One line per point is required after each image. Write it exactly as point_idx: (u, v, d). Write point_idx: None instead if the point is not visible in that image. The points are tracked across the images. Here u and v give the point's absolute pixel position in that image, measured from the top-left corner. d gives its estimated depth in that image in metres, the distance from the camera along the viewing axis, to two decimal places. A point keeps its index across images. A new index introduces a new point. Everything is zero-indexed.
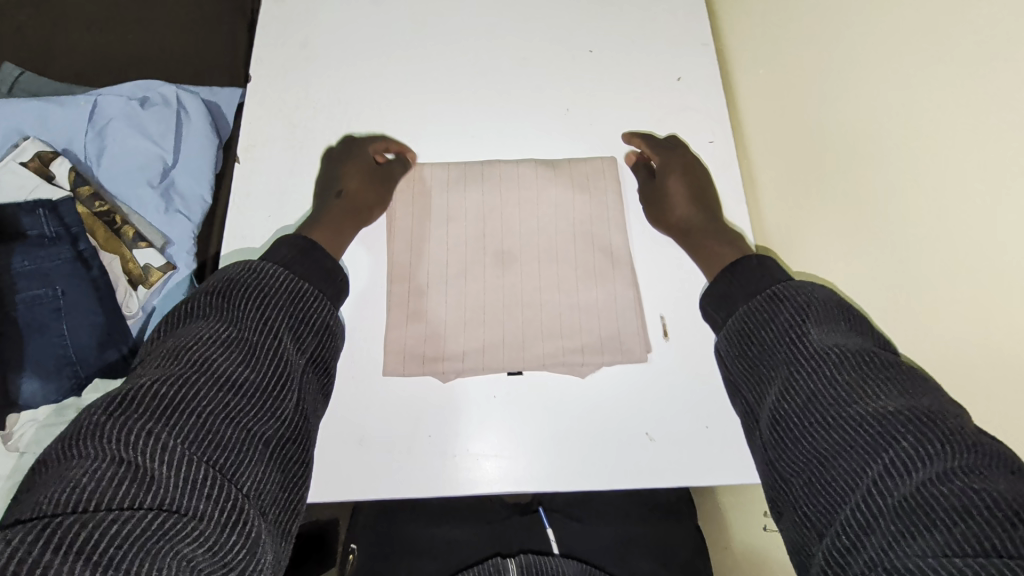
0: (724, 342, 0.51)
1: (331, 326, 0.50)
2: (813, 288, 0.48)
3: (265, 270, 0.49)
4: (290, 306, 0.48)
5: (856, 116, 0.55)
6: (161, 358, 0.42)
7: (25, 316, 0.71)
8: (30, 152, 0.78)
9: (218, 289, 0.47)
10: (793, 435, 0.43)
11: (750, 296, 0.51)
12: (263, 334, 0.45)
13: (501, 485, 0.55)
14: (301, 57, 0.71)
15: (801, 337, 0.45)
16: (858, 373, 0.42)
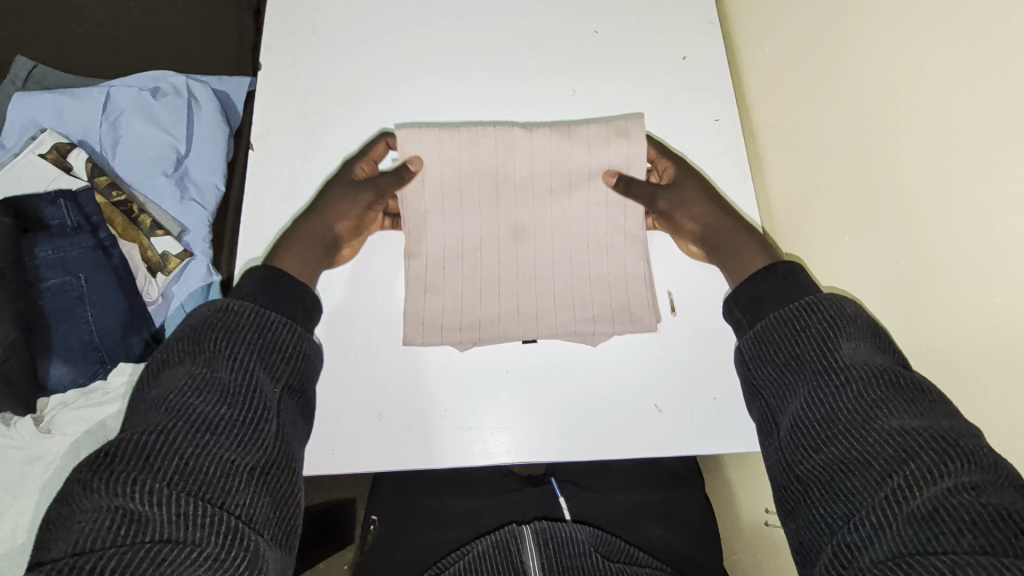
0: (744, 345, 0.53)
1: (306, 350, 0.52)
2: (830, 303, 0.50)
3: (236, 309, 0.51)
4: (260, 337, 0.50)
5: (862, 91, 0.56)
6: (149, 408, 0.45)
7: (50, 303, 0.74)
8: (47, 144, 0.81)
9: (192, 332, 0.50)
10: (807, 444, 0.46)
11: (780, 306, 0.53)
12: (237, 370, 0.47)
13: (514, 456, 0.58)
14: (309, 44, 0.72)
15: (831, 350, 0.47)
16: (883, 390, 0.44)
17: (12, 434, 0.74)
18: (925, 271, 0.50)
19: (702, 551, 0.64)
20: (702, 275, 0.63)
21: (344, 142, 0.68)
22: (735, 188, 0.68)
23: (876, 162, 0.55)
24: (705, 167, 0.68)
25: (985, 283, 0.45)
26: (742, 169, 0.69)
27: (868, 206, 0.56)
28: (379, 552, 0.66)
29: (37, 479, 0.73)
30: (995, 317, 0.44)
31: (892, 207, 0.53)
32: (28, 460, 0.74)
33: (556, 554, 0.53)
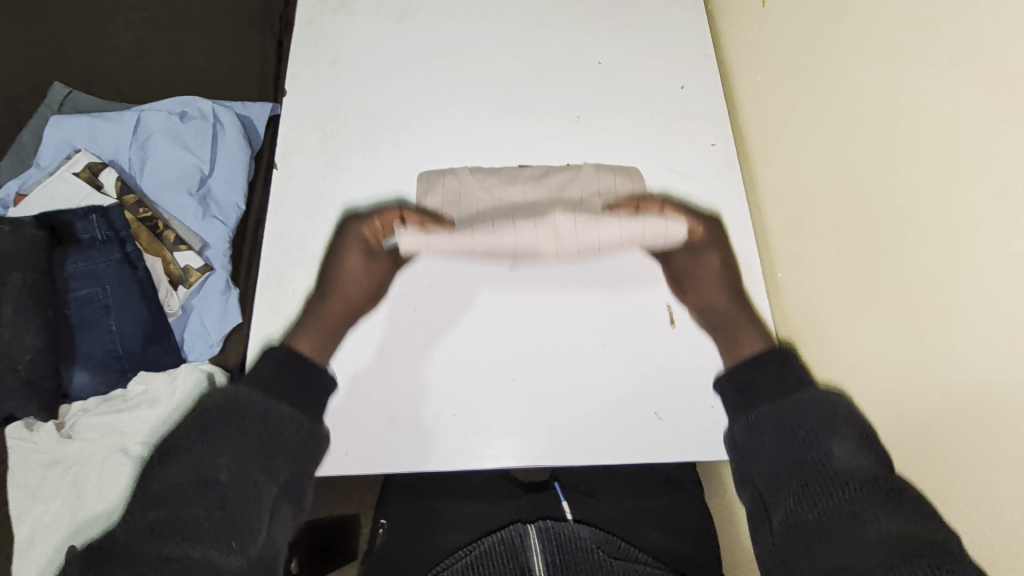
0: (738, 430, 0.50)
1: (310, 445, 0.47)
2: (833, 404, 0.46)
3: (239, 399, 0.46)
4: (258, 428, 0.45)
5: (842, 117, 0.59)
6: (144, 507, 0.39)
7: (78, 312, 0.78)
8: (81, 164, 0.86)
9: (192, 421, 0.44)
10: (798, 543, 0.40)
11: (774, 399, 0.49)
12: (237, 472, 0.42)
13: (519, 459, 0.61)
14: (331, 73, 0.77)
15: (823, 449, 0.43)
16: (874, 498, 0.40)
17: (35, 438, 0.77)
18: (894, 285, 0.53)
19: (701, 557, 0.65)
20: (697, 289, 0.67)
21: (363, 162, 0.72)
22: (727, 209, 0.72)
23: (854, 183, 0.58)
24: (702, 189, 0.73)
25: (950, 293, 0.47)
26: (735, 192, 0.73)
27: (847, 225, 0.59)
28: (384, 556, 0.68)
29: (52, 486, 0.76)
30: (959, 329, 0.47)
31: (864, 224, 0.57)
32: (51, 464, 0.77)
33: (560, 551, 0.55)
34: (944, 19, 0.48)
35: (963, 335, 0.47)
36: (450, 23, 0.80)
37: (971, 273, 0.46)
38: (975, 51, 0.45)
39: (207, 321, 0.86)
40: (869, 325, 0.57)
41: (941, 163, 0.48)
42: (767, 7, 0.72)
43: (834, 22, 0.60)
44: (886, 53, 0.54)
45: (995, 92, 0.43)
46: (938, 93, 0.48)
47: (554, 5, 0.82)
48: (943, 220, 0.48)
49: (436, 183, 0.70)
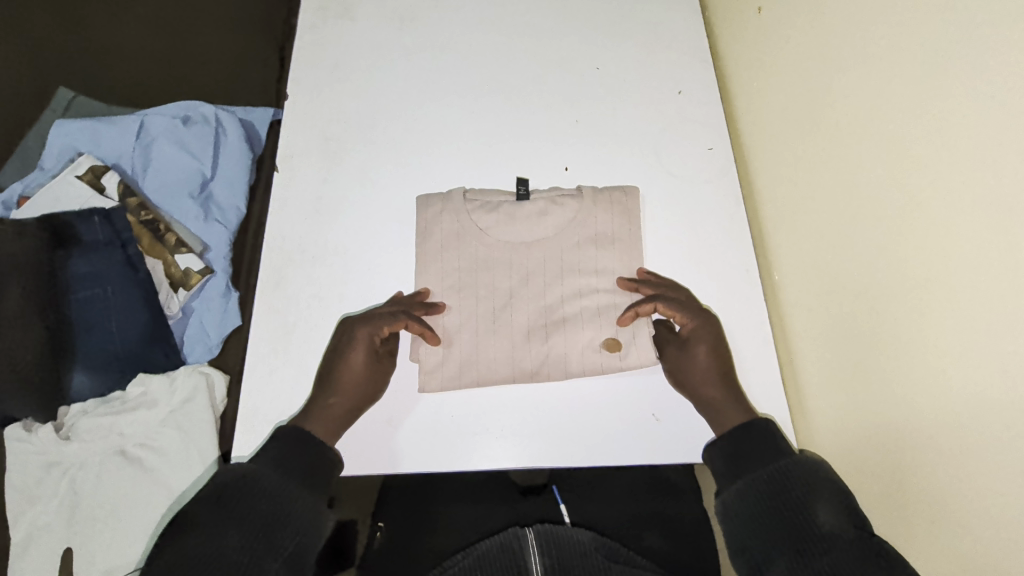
0: (731, 499, 0.52)
1: (315, 526, 0.49)
2: (814, 470, 0.50)
3: (255, 476, 0.49)
4: (268, 508, 0.47)
5: (838, 120, 0.60)
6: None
7: (79, 313, 0.78)
8: (84, 167, 0.86)
9: (210, 498, 0.47)
10: None
11: (758, 465, 0.53)
12: (245, 551, 0.44)
13: (518, 460, 0.62)
14: (332, 77, 0.78)
15: (806, 514, 0.47)
16: (857, 557, 0.43)
17: (31, 439, 0.75)
18: (891, 287, 0.53)
19: (701, 562, 0.65)
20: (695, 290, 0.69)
21: (363, 166, 0.73)
22: (725, 212, 0.73)
23: (850, 186, 0.59)
24: (700, 193, 0.73)
25: (946, 293, 0.48)
26: (732, 196, 0.74)
27: (844, 227, 0.60)
28: (384, 559, 0.68)
29: (50, 489, 0.75)
30: (955, 329, 0.47)
31: (860, 227, 0.57)
32: (48, 466, 0.75)
33: (559, 556, 0.55)
34: (939, 24, 0.48)
35: (957, 336, 0.47)
36: (450, 28, 0.81)
37: (964, 274, 0.46)
38: (970, 55, 0.46)
39: (207, 323, 0.86)
40: (867, 327, 0.57)
41: (936, 167, 0.49)
42: (763, 13, 0.73)
43: (830, 28, 0.61)
44: (882, 58, 0.54)
45: (989, 96, 0.44)
46: (933, 98, 0.49)
47: (552, 11, 0.83)
48: (938, 220, 0.48)
49: (434, 223, 0.69)
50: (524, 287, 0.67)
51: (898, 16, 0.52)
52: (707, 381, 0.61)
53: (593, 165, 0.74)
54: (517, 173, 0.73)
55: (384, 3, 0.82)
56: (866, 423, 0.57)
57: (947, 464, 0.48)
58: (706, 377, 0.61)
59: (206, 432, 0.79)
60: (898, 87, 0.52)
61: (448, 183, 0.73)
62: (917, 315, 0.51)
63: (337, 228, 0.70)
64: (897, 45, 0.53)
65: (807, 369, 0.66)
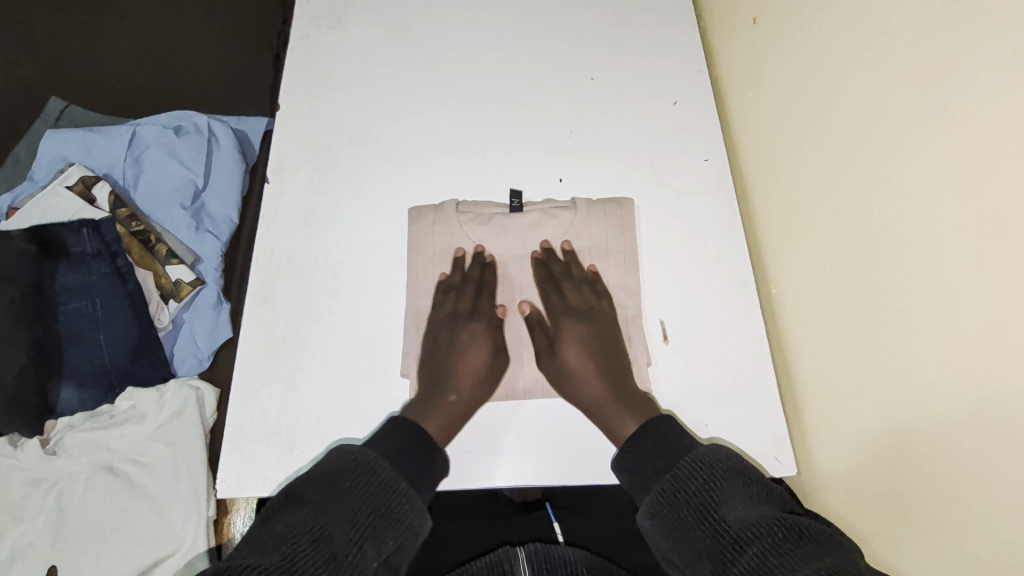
0: (648, 515, 0.49)
1: (412, 525, 0.47)
2: (709, 464, 0.48)
3: (369, 462, 0.48)
4: (375, 498, 0.46)
5: (835, 132, 0.59)
6: (263, 545, 0.41)
7: (66, 326, 0.77)
8: (74, 177, 0.86)
9: (329, 477, 0.47)
10: None
11: (662, 471, 0.50)
12: (347, 537, 0.43)
13: (512, 478, 0.60)
14: (325, 87, 0.77)
15: (715, 517, 0.44)
16: (780, 548, 0.40)
17: (18, 454, 0.73)
18: (890, 303, 0.52)
19: None
20: (687, 303, 0.69)
21: (356, 178, 0.72)
22: (720, 224, 0.72)
23: (847, 199, 0.58)
24: (695, 205, 0.73)
25: (946, 310, 0.47)
26: (728, 207, 0.73)
27: (841, 241, 0.59)
28: None
29: (37, 507, 0.72)
30: (955, 346, 0.46)
31: (857, 240, 0.56)
32: (34, 482, 0.73)
33: None
34: (935, 37, 0.48)
35: (956, 354, 0.46)
36: (444, 38, 0.81)
37: (963, 291, 0.45)
38: (968, 67, 0.45)
39: (199, 336, 0.85)
40: (865, 343, 0.56)
41: (933, 181, 0.48)
42: (759, 23, 0.72)
43: (826, 39, 0.60)
44: (879, 70, 0.53)
45: (986, 110, 0.43)
46: (930, 111, 0.48)
47: (547, 21, 0.82)
48: (936, 235, 0.47)
49: (425, 237, 0.68)
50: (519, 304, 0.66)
51: (894, 27, 0.52)
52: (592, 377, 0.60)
53: (588, 176, 0.73)
54: (510, 185, 0.72)
55: (378, 13, 0.82)
56: (864, 440, 0.56)
57: (948, 485, 0.46)
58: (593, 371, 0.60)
59: (195, 446, 0.77)
60: (895, 99, 0.52)
61: (441, 194, 0.72)
62: (915, 330, 0.50)
63: (329, 241, 0.69)
64: (893, 57, 0.52)
65: (804, 384, 0.65)
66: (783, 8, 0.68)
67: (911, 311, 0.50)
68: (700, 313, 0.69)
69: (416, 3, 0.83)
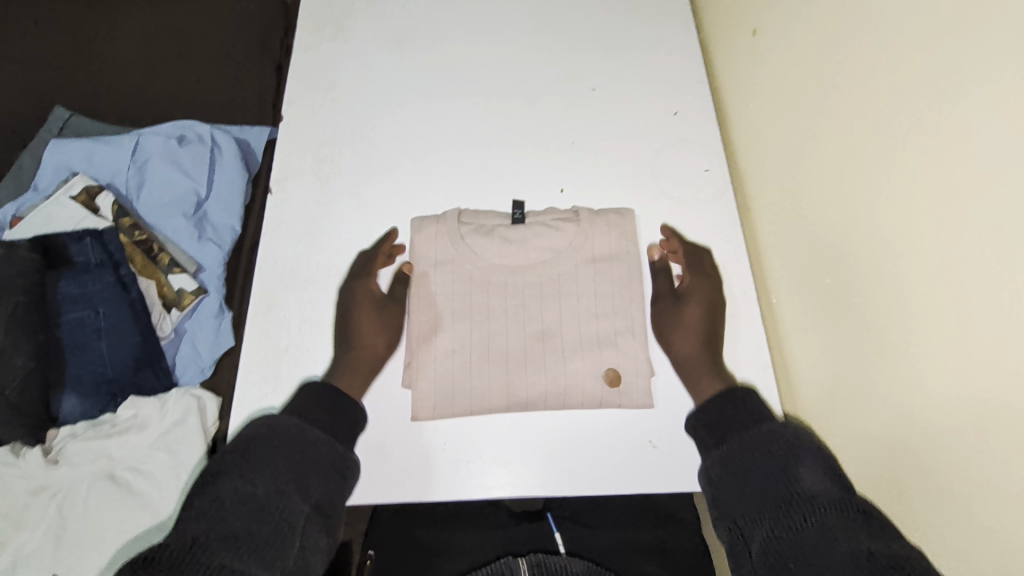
0: (714, 465, 0.52)
1: (340, 468, 0.53)
2: (795, 434, 0.50)
3: (285, 424, 0.53)
4: (298, 452, 0.51)
5: (835, 144, 0.60)
6: (191, 519, 0.45)
7: (69, 336, 0.77)
8: (78, 187, 0.86)
9: (245, 441, 0.51)
10: (776, 563, 0.42)
11: (739, 432, 0.53)
12: (272, 491, 0.48)
13: (513, 489, 0.60)
14: (326, 98, 0.78)
15: (790, 475, 0.46)
16: (831, 517, 0.42)
17: (20, 463, 0.73)
18: (888, 316, 0.53)
19: None
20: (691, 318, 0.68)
21: (357, 187, 0.73)
22: (720, 235, 0.73)
23: (846, 212, 0.58)
24: (696, 215, 0.73)
25: (942, 324, 0.47)
26: (728, 218, 0.73)
27: (840, 251, 0.59)
28: None
29: (37, 515, 0.72)
30: (950, 359, 0.46)
31: (856, 253, 0.57)
32: (36, 491, 0.73)
33: None
34: (936, 53, 0.48)
35: (950, 367, 0.47)
36: (446, 48, 0.81)
37: (964, 308, 0.45)
38: (970, 85, 0.45)
39: (201, 345, 0.86)
40: (862, 353, 0.56)
41: (932, 198, 0.48)
42: (759, 36, 0.73)
43: (826, 54, 0.61)
44: (878, 85, 0.54)
45: (987, 129, 0.43)
46: (930, 128, 0.48)
47: (549, 32, 0.83)
48: (931, 249, 0.48)
49: (427, 248, 0.69)
50: (523, 313, 0.66)
51: (894, 43, 0.52)
52: (687, 336, 0.63)
53: (588, 186, 0.74)
54: (511, 195, 0.73)
55: (380, 25, 0.82)
56: (863, 452, 0.56)
57: (947, 499, 0.47)
58: (694, 335, 0.63)
59: (197, 454, 0.78)
60: (895, 115, 0.52)
61: (442, 205, 0.72)
62: (915, 344, 0.50)
63: (331, 251, 0.70)
64: (892, 73, 0.52)
65: (803, 394, 0.65)
66: (783, 22, 0.68)
67: (906, 323, 0.51)
68: None
69: (419, 15, 0.83)
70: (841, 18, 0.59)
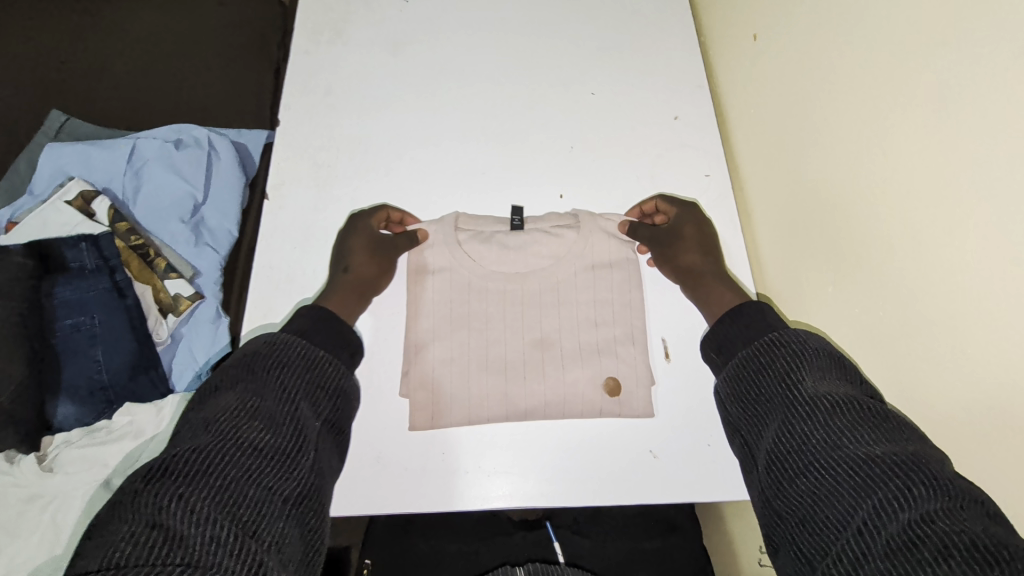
0: (723, 384, 0.53)
1: (345, 386, 0.53)
2: (800, 339, 0.50)
3: (287, 343, 0.52)
4: (306, 372, 0.51)
5: (836, 152, 0.59)
6: (195, 428, 0.44)
7: (64, 342, 0.77)
8: (74, 192, 0.86)
9: (244, 361, 0.50)
10: (783, 475, 0.44)
11: (748, 345, 0.53)
12: (283, 401, 0.48)
13: (512, 499, 0.60)
14: (324, 103, 0.77)
15: (794, 383, 0.47)
16: (851, 420, 0.43)
17: (13, 471, 0.71)
18: (897, 326, 0.52)
19: None
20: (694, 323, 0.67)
21: (355, 192, 0.72)
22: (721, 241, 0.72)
23: (848, 219, 0.57)
24: None
25: (952, 335, 0.47)
26: (729, 224, 0.73)
27: (843, 259, 0.59)
28: None
29: (32, 524, 0.71)
30: (963, 370, 0.46)
31: (858, 262, 0.56)
32: (30, 499, 0.72)
33: None
34: (939, 59, 0.47)
35: (963, 379, 0.46)
36: (445, 52, 0.81)
37: (976, 318, 0.44)
38: (974, 92, 0.44)
39: (197, 348, 0.84)
40: (870, 362, 0.56)
41: (938, 207, 0.47)
42: (759, 40, 0.72)
43: (826, 58, 0.60)
44: (880, 92, 0.53)
45: (991, 138, 0.43)
46: (932, 137, 0.48)
47: (547, 36, 0.82)
48: (937, 259, 0.48)
49: (425, 255, 0.68)
50: (521, 319, 0.66)
51: (896, 50, 0.51)
52: (692, 252, 0.66)
53: (589, 192, 0.73)
54: (511, 201, 0.72)
55: (378, 29, 0.82)
56: None
57: None
58: (696, 250, 0.66)
59: None
60: (896, 123, 0.51)
61: (441, 210, 0.71)
62: (923, 355, 0.49)
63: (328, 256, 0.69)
64: (893, 78, 0.52)
65: None
66: (783, 27, 0.68)
67: (915, 333, 0.50)
68: None
69: (417, 18, 0.83)
70: (842, 23, 0.58)
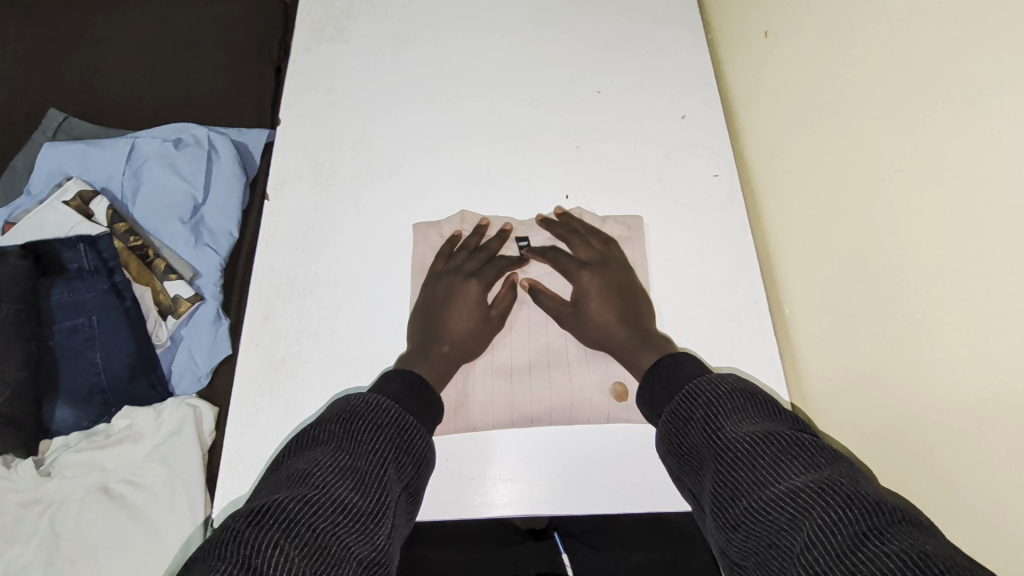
0: (661, 439, 0.50)
1: (427, 456, 0.49)
2: (715, 384, 0.48)
3: (381, 405, 0.48)
4: (397, 436, 0.47)
5: (850, 149, 0.57)
6: (290, 479, 0.41)
7: (61, 345, 0.75)
8: (72, 192, 0.85)
9: (338, 415, 0.47)
10: (728, 522, 0.40)
11: (670, 399, 0.50)
12: (373, 464, 0.43)
13: (517, 506, 0.59)
14: (325, 102, 0.76)
15: (713, 430, 0.44)
16: (773, 455, 0.40)
17: (11, 475, 0.71)
18: (910, 331, 0.51)
19: None
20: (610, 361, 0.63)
21: (358, 192, 0.71)
22: (731, 242, 0.71)
23: (863, 220, 0.56)
24: (707, 222, 0.72)
25: (965, 341, 0.45)
26: (737, 225, 0.72)
27: (860, 261, 0.57)
28: None
29: (27, 529, 0.70)
30: (978, 377, 0.44)
31: (870, 264, 0.55)
32: (28, 504, 0.71)
33: None
34: (957, 50, 0.45)
35: (977, 387, 0.44)
36: (447, 49, 0.79)
37: (994, 323, 0.42)
38: (991, 85, 0.42)
39: (196, 352, 0.83)
40: (878, 369, 0.55)
41: (955, 206, 0.46)
42: (769, 37, 0.70)
43: (838, 56, 0.59)
44: (892, 92, 0.52)
45: (1006, 135, 0.41)
46: (948, 133, 0.46)
47: (550, 33, 0.81)
48: (951, 262, 0.46)
49: (426, 254, 0.68)
50: (525, 324, 0.65)
51: (910, 45, 0.50)
52: (600, 309, 0.61)
53: (595, 190, 0.72)
54: (517, 200, 0.71)
55: (380, 26, 0.81)
56: (884, 467, 0.55)
57: (975, 522, 0.45)
58: (606, 309, 0.61)
59: (194, 465, 0.76)
60: (912, 120, 0.50)
61: (445, 209, 0.70)
62: (944, 359, 0.47)
63: (329, 257, 0.68)
64: (908, 75, 0.50)
65: (817, 406, 0.64)
66: (795, 23, 0.66)
67: (927, 337, 0.49)
68: (708, 331, 0.68)
69: (419, 15, 0.81)
70: (852, 20, 0.57)
